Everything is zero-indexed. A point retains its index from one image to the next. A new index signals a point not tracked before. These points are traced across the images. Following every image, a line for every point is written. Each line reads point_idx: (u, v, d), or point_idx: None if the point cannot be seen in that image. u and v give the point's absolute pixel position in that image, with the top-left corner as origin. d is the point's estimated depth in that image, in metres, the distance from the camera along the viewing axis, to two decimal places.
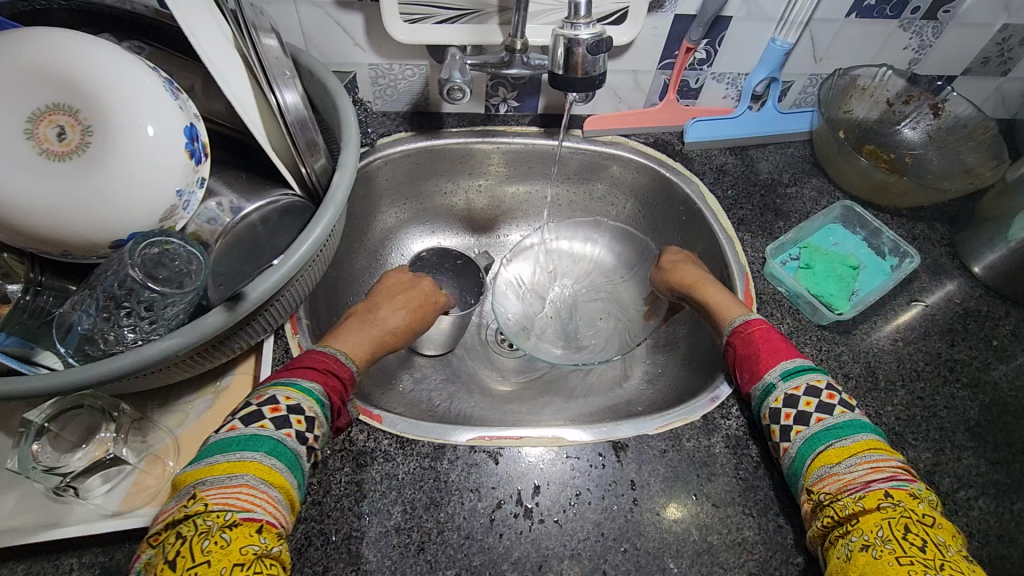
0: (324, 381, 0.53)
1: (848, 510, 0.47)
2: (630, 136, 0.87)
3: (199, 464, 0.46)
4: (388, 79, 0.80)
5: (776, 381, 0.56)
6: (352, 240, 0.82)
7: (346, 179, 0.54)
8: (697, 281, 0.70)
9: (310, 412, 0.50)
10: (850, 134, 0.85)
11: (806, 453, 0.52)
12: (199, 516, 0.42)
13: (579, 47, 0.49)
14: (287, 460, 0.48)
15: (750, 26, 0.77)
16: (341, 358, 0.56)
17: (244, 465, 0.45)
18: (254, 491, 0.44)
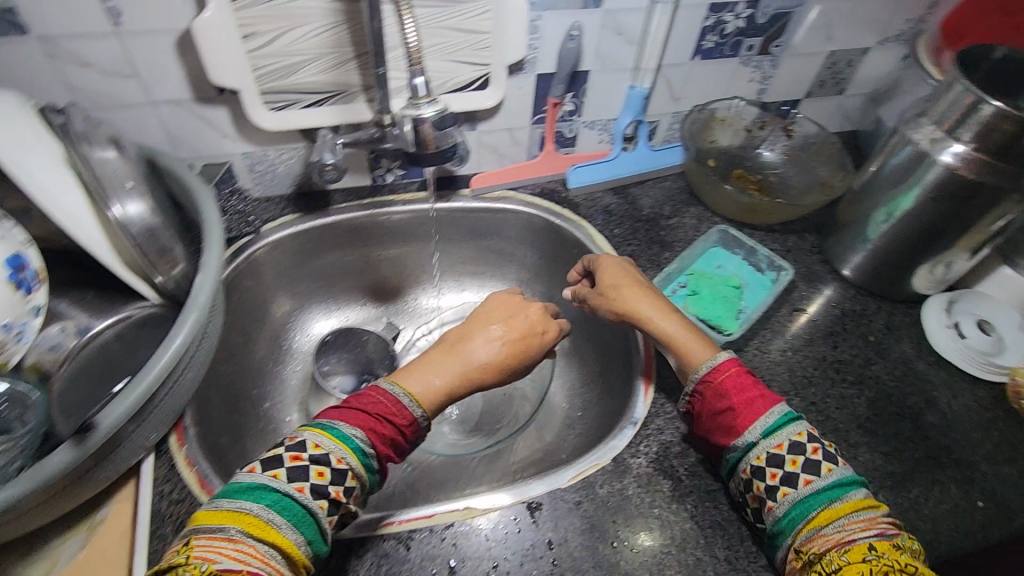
0: (369, 430, 0.52)
1: (834, 566, 0.45)
2: (517, 189, 0.90)
3: (209, 508, 0.46)
4: (265, 164, 0.79)
5: (757, 439, 0.53)
6: (246, 331, 0.79)
7: (208, 282, 0.52)
8: (630, 304, 0.66)
9: (339, 463, 0.49)
10: (718, 162, 0.91)
11: (792, 515, 0.50)
12: (183, 566, 0.42)
13: (426, 125, 0.53)
14: (288, 515, 0.46)
15: (607, 77, 0.82)
16: (402, 399, 0.54)
17: (235, 516, 0.45)
18: (239, 544, 0.44)
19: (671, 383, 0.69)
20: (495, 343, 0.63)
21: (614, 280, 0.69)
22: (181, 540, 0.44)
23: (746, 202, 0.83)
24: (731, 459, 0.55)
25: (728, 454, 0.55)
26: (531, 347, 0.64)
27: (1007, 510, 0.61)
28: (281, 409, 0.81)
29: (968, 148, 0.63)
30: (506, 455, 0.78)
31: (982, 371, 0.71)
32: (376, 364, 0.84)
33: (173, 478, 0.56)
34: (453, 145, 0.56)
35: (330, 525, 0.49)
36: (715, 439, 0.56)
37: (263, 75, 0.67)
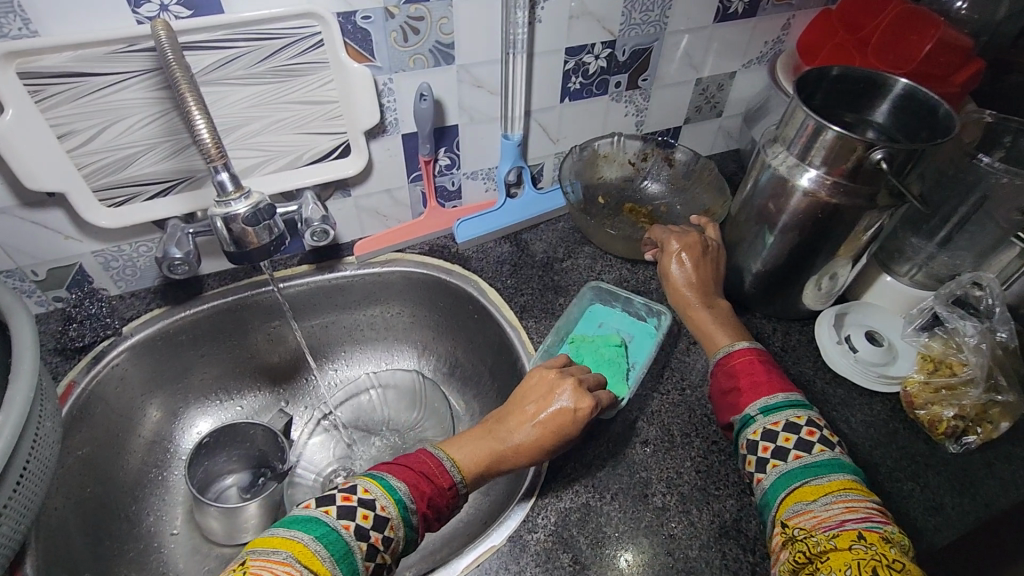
0: (416, 484, 0.50)
1: (820, 547, 0.44)
2: (405, 249, 0.86)
3: (269, 532, 0.46)
4: (122, 260, 0.74)
5: (755, 415, 0.54)
6: (116, 443, 0.72)
7: (11, 423, 0.48)
8: (681, 291, 0.67)
9: (383, 510, 0.48)
10: (609, 198, 0.91)
11: (778, 492, 0.50)
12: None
13: (238, 221, 0.53)
14: (334, 549, 0.45)
15: (477, 128, 0.81)
16: (447, 463, 0.53)
17: (289, 542, 0.44)
18: (289, 566, 0.42)
19: (568, 442, 0.65)
20: (532, 425, 0.55)
21: (679, 237, 0.70)
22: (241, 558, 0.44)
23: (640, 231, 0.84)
24: (737, 430, 0.56)
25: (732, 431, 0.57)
26: (545, 431, 0.55)
27: (913, 530, 0.59)
28: (166, 521, 0.74)
29: (820, 171, 0.63)
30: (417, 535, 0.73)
31: (875, 383, 0.71)
32: (269, 454, 0.78)
33: None
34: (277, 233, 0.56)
35: (365, 572, 0.46)
36: (723, 418, 0.58)
37: (91, 172, 0.63)
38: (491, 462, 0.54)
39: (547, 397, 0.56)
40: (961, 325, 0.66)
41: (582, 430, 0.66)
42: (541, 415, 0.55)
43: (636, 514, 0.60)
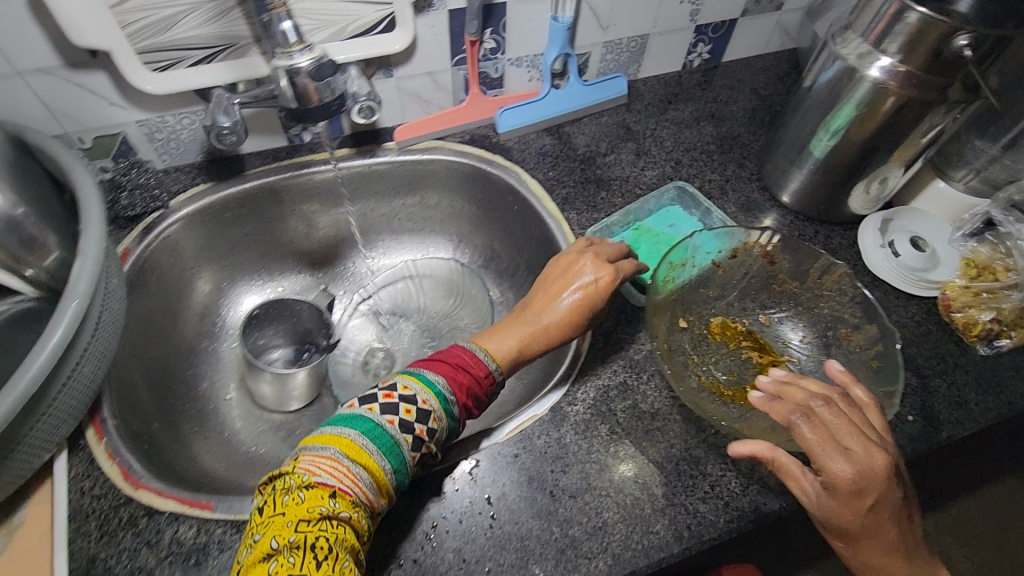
0: (451, 376, 0.54)
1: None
2: (446, 138, 0.85)
3: (317, 432, 0.50)
4: (166, 132, 0.73)
5: None
6: (171, 310, 0.76)
7: (91, 267, 0.48)
8: (862, 553, 0.50)
9: (424, 403, 0.51)
10: (692, 318, 0.67)
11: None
12: (292, 475, 0.46)
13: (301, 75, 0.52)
14: (380, 443, 0.48)
15: (526, 7, 0.76)
16: (481, 355, 0.56)
17: (337, 439, 0.48)
18: (337, 461, 0.46)
19: (606, 327, 0.68)
20: (560, 303, 0.60)
21: (864, 462, 0.47)
22: (293, 455, 0.48)
23: (744, 382, 0.63)
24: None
25: None
26: (575, 303, 0.60)
27: (936, 421, 0.62)
28: (221, 387, 0.78)
29: (895, 61, 0.60)
30: None
31: (916, 287, 0.71)
32: (314, 332, 0.82)
33: (93, 472, 0.54)
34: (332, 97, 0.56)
35: (413, 460, 0.50)
36: None
37: (135, 32, 0.61)
38: (525, 346, 0.59)
39: (568, 281, 0.61)
40: (1015, 230, 0.67)
41: (621, 318, 0.68)
42: (565, 294, 0.61)
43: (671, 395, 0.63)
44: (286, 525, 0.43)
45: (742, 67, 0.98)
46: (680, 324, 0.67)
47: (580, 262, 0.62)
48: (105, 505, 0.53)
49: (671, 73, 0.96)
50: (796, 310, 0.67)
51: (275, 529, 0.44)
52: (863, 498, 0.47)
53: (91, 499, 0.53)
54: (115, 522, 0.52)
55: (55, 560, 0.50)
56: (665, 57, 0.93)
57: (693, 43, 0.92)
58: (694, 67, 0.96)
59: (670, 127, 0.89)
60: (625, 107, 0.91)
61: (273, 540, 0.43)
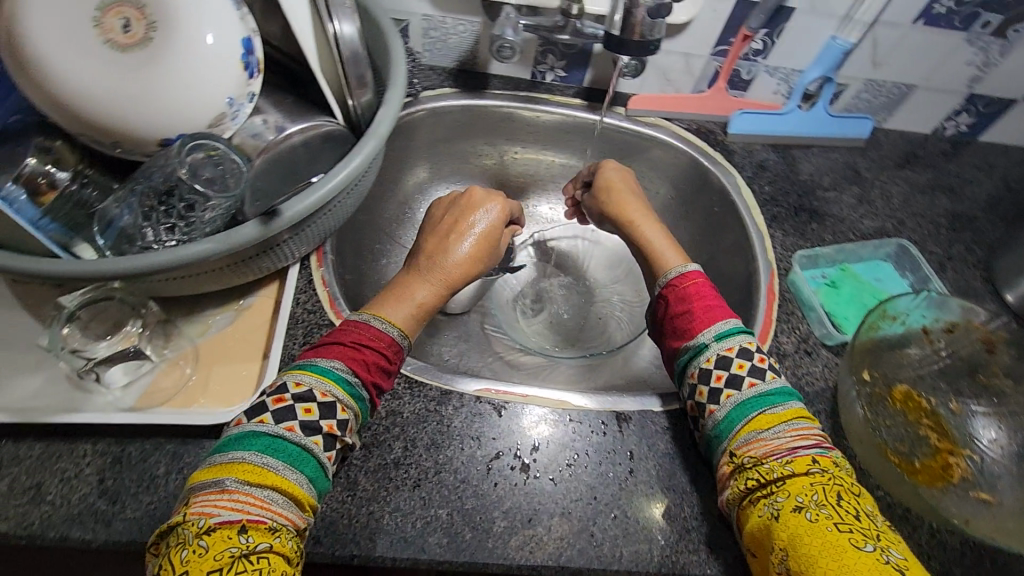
0: (348, 357, 0.51)
1: (774, 474, 0.48)
2: (672, 120, 0.86)
3: (202, 467, 0.46)
4: (440, 32, 0.79)
5: (709, 343, 0.56)
6: (384, 187, 0.83)
7: (390, 115, 0.54)
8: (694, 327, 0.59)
9: (325, 396, 0.48)
10: (876, 375, 0.64)
11: (723, 433, 0.53)
12: (182, 525, 0.42)
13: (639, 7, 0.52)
14: (283, 456, 0.45)
15: (812, 20, 0.75)
16: (381, 326, 0.53)
17: (227, 469, 0.44)
18: (235, 495, 0.43)
19: (784, 349, 0.66)
20: (456, 245, 0.62)
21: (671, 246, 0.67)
22: (180, 503, 0.44)
23: (914, 455, 0.59)
24: (682, 361, 0.58)
25: (681, 355, 0.58)
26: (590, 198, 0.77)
27: None
28: (396, 270, 0.85)
29: None
30: (590, 372, 0.80)
31: None
32: None
33: (309, 290, 0.62)
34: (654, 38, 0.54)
35: (330, 459, 0.48)
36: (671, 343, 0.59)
37: None
38: (423, 304, 0.58)
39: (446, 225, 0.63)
40: None
41: (803, 346, 0.67)
42: (467, 234, 0.63)
43: (835, 436, 0.62)
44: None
45: (999, 152, 0.90)
46: (862, 373, 0.63)
47: (472, 198, 0.66)
48: (312, 321, 0.60)
49: (917, 133, 0.90)
50: (996, 409, 0.62)
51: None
52: (690, 311, 0.59)
53: (303, 312, 0.60)
54: (316, 337, 0.59)
55: (269, 346, 0.57)
56: (919, 115, 0.88)
57: (957, 110, 0.87)
58: (945, 135, 0.90)
59: (902, 186, 0.84)
60: (859, 151, 0.87)
61: None
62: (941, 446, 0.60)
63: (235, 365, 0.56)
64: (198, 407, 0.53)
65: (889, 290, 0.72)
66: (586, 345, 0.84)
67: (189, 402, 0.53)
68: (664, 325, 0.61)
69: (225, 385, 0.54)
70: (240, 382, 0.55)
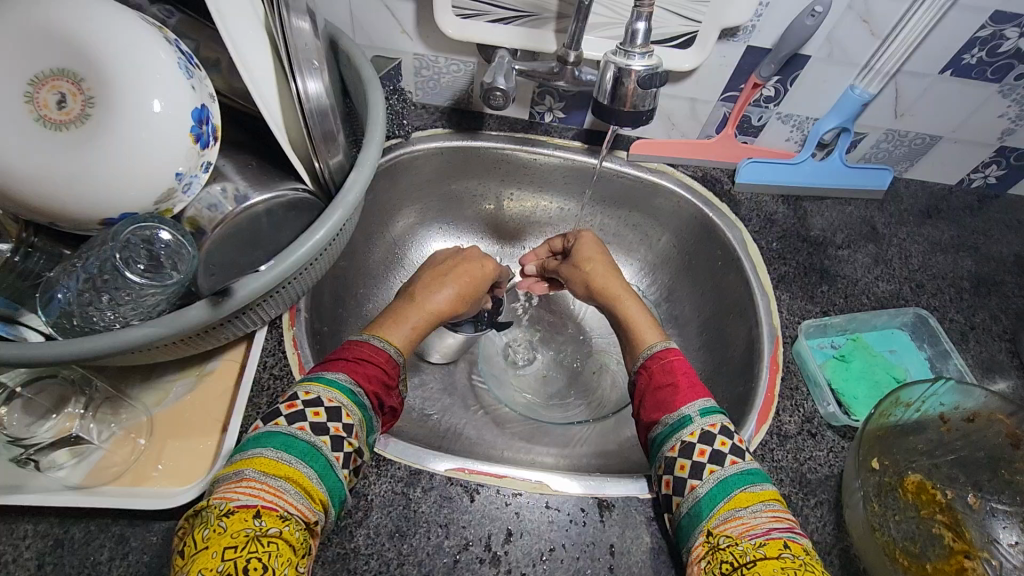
0: (350, 369, 0.51)
1: (747, 557, 0.43)
2: (677, 166, 0.81)
3: (225, 465, 0.45)
4: (432, 71, 0.76)
5: (694, 416, 0.53)
6: (371, 231, 0.80)
7: (362, 180, 0.50)
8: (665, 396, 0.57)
9: (331, 401, 0.47)
10: (887, 463, 0.59)
11: (699, 513, 0.48)
12: (207, 509, 0.41)
13: (630, 78, 0.51)
14: (296, 451, 0.44)
15: (829, 69, 0.70)
16: (380, 343, 0.54)
17: (248, 460, 0.43)
18: (254, 482, 0.42)
19: (785, 430, 0.61)
20: (440, 289, 0.63)
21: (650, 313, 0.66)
22: (206, 495, 0.44)
23: (929, 558, 0.54)
24: (658, 437, 0.55)
25: (659, 430, 0.54)
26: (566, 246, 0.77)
27: None
28: (381, 317, 0.81)
29: None
30: (579, 434, 0.75)
31: None
32: None
33: (278, 353, 0.58)
34: (648, 108, 0.53)
35: (339, 462, 0.46)
36: (648, 416, 0.56)
37: None
38: (420, 328, 0.59)
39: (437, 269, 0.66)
40: None
41: (806, 427, 0.62)
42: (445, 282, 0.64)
43: (838, 532, 0.56)
44: (211, 557, 0.38)
45: None
46: (872, 462, 0.58)
47: (468, 255, 0.69)
48: (278, 387, 0.55)
49: (941, 184, 0.85)
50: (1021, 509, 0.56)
51: (201, 562, 0.38)
52: (672, 387, 0.56)
53: (269, 376, 0.56)
54: None
55: (229, 417, 0.54)
56: (944, 167, 0.82)
57: (986, 162, 0.81)
58: (971, 187, 0.84)
59: (922, 244, 0.78)
60: (877, 203, 0.81)
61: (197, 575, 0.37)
62: (959, 548, 0.55)
63: (192, 438, 0.53)
64: (150, 485, 0.50)
65: (905, 365, 0.67)
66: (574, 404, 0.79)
67: (139, 480, 0.50)
68: (641, 399, 0.58)
69: (181, 460, 0.51)
70: (197, 457, 0.52)
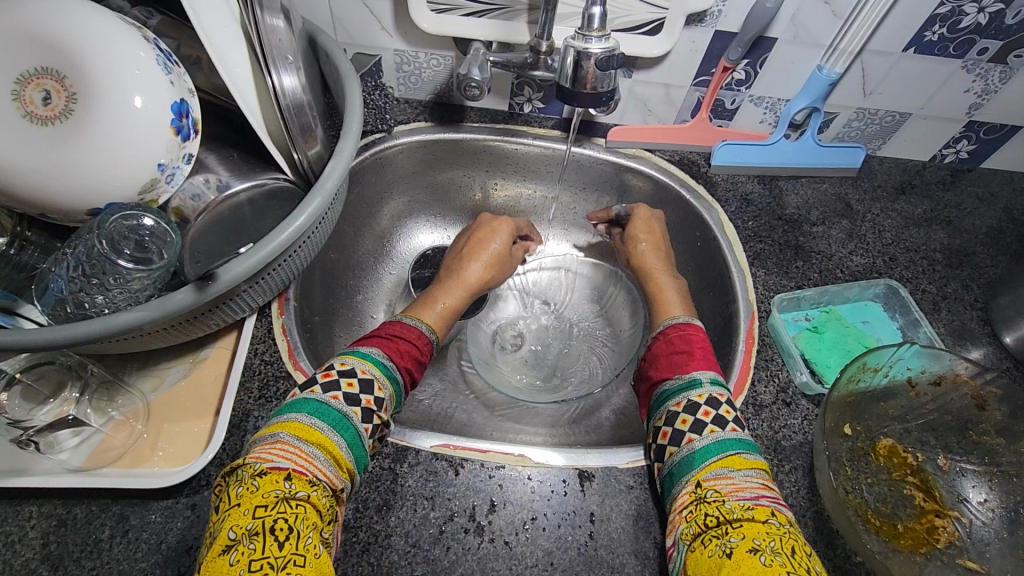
0: (384, 346, 0.56)
1: (735, 515, 0.46)
2: (654, 151, 0.83)
3: (264, 424, 0.49)
4: (413, 66, 0.78)
5: (704, 381, 0.57)
6: (359, 224, 0.82)
7: (340, 168, 0.52)
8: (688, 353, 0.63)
9: (364, 373, 0.52)
10: (859, 429, 0.61)
11: (691, 463, 0.51)
12: (242, 467, 0.45)
13: (589, 60, 0.52)
14: (328, 420, 0.48)
15: (796, 50, 0.72)
16: (412, 323, 0.61)
17: (284, 425, 0.47)
18: (287, 445, 0.45)
19: (761, 400, 0.63)
20: (472, 263, 0.74)
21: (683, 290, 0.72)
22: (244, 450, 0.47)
23: (898, 517, 0.56)
24: (665, 393, 0.58)
25: (669, 385, 0.58)
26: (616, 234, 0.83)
27: None
28: (371, 307, 0.84)
29: None
30: (566, 414, 0.77)
31: None
32: None
33: (268, 339, 0.60)
34: (609, 90, 0.55)
35: (367, 432, 0.50)
36: (663, 373, 0.60)
37: None
38: (450, 307, 0.69)
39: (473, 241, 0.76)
40: None
41: (781, 396, 0.63)
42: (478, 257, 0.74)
43: (812, 496, 0.58)
44: (243, 515, 0.42)
45: (1003, 180, 0.85)
46: (843, 428, 0.60)
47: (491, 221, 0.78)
48: (268, 372, 0.58)
49: (914, 161, 0.86)
50: (989, 468, 0.58)
51: (232, 520, 0.42)
52: (688, 353, 0.60)
53: (259, 362, 0.59)
54: (271, 391, 0.57)
55: (221, 400, 0.56)
56: (916, 143, 0.84)
57: (956, 137, 0.82)
58: (944, 163, 0.86)
59: (895, 218, 0.80)
60: (851, 180, 0.83)
61: (231, 532, 0.41)
62: (929, 507, 0.56)
63: (188, 421, 0.55)
64: (149, 465, 0.52)
65: (878, 334, 0.69)
66: (559, 388, 0.81)
67: (138, 461, 0.52)
68: (654, 359, 0.62)
69: (178, 442, 0.54)
70: (193, 438, 0.54)
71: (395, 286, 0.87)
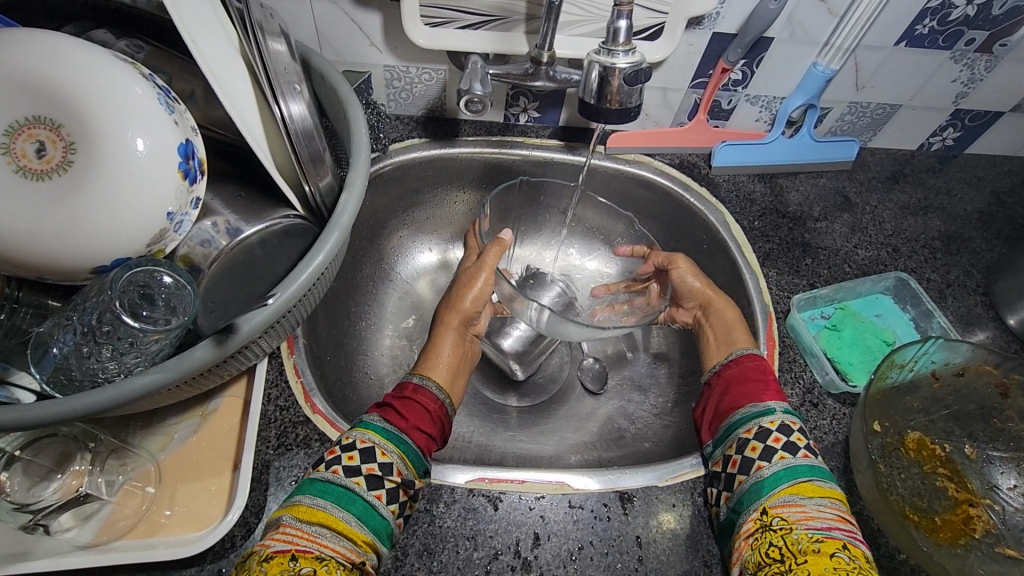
0: (385, 413, 0.53)
1: (800, 546, 0.45)
2: (654, 155, 0.82)
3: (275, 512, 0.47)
4: (403, 82, 0.75)
5: (777, 410, 0.55)
6: (358, 249, 0.78)
7: (354, 199, 0.49)
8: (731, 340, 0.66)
9: (366, 443, 0.49)
10: (887, 425, 0.61)
11: (759, 491, 0.50)
12: (249, 559, 0.42)
13: (615, 75, 0.51)
14: (329, 496, 0.45)
15: (792, 48, 0.72)
16: (419, 381, 0.58)
17: (288, 508, 0.45)
18: (290, 528, 0.43)
19: (789, 403, 0.63)
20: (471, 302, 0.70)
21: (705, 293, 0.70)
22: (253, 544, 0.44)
23: (937, 510, 0.56)
24: (736, 420, 0.55)
25: (740, 414, 0.56)
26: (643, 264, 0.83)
27: None
28: (376, 334, 0.80)
29: None
30: (586, 429, 0.76)
31: None
32: None
33: (281, 383, 0.57)
34: (636, 104, 0.54)
35: (382, 500, 0.47)
36: (734, 404, 0.57)
37: None
38: (452, 355, 0.65)
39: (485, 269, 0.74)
40: None
41: (808, 398, 0.63)
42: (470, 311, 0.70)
43: (850, 496, 0.58)
44: None
45: (987, 164, 0.88)
46: (873, 425, 0.60)
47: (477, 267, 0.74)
48: (285, 419, 0.55)
49: (903, 150, 0.88)
50: (1015, 453, 0.59)
51: None
52: (762, 383, 0.58)
53: (274, 409, 0.55)
54: (291, 438, 0.54)
55: (240, 453, 0.52)
56: (905, 133, 0.85)
57: (943, 126, 0.84)
58: (931, 150, 0.88)
59: (892, 209, 0.81)
60: (846, 173, 0.84)
61: None
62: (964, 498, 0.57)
63: (203, 481, 0.51)
64: (163, 535, 0.48)
65: (893, 327, 0.70)
66: (576, 402, 0.79)
67: (152, 530, 0.48)
68: (725, 389, 0.59)
69: (193, 506, 0.50)
70: (210, 500, 0.50)
71: (398, 308, 0.83)
